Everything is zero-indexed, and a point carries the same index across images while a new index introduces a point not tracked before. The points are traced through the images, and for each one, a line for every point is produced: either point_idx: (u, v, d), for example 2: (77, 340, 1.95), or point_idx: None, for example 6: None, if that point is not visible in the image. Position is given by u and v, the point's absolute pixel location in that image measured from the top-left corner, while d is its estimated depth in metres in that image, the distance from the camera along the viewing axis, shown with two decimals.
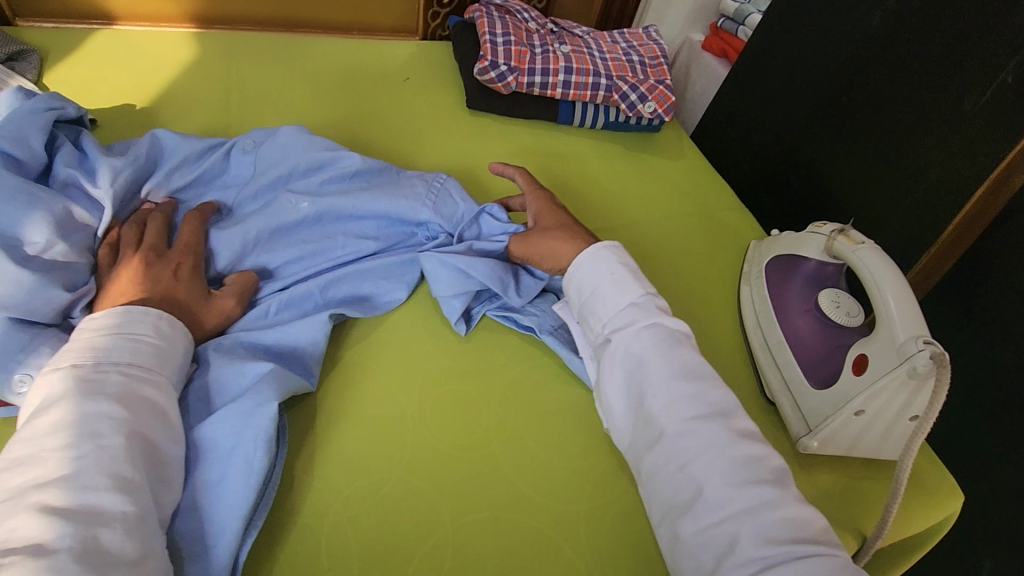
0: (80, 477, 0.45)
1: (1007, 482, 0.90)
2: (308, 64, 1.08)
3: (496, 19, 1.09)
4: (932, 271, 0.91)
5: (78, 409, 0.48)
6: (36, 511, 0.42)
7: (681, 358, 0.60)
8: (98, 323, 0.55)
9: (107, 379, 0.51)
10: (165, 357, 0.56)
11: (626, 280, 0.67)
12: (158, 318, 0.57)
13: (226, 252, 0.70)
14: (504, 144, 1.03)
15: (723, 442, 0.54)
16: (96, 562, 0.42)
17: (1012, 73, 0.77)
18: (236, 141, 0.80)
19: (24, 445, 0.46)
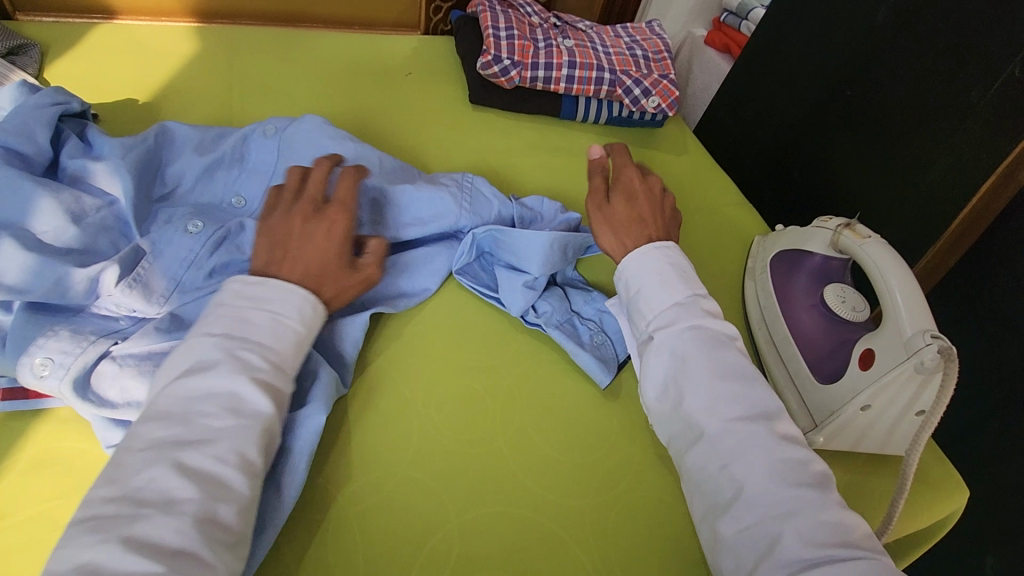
0: (217, 447, 0.47)
1: (1012, 478, 0.89)
2: (311, 59, 1.07)
3: (499, 13, 1.08)
4: (937, 266, 0.91)
5: (223, 379, 0.50)
6: (174, 471, 0.44)
7: (723, 360, 0.59)
8: (253, 293, 0.56)
9: (252, 354, 0.52)
10: (304, 339, 0.57)
11: (674, 279, 0.65)
12: (309, 301, 0.57)
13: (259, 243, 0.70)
14: (507, 140, 1.03)
15: (766, 443, 0.53)
16: (215, 535, 0.44)
17: (1020, 67, 0.76)
18: (253, 127, 0.80)
19: (168, 398, 0.48)
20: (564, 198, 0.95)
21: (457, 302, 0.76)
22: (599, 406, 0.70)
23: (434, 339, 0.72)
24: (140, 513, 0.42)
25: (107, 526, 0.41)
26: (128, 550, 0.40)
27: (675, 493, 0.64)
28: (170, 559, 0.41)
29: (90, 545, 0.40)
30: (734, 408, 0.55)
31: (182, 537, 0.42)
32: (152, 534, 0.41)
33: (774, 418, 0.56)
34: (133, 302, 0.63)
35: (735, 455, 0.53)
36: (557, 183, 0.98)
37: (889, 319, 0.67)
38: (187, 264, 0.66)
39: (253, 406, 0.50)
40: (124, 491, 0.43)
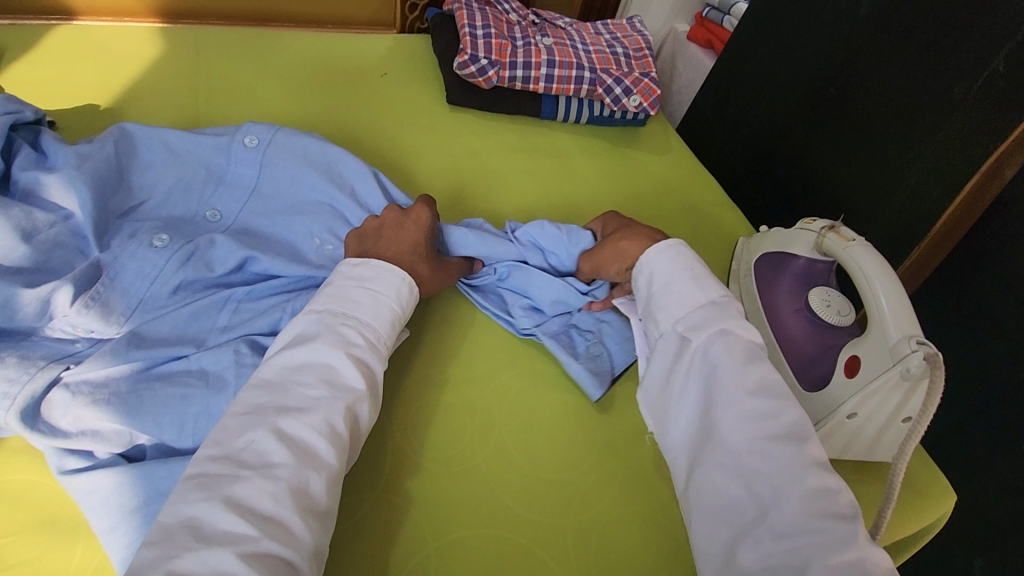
0: (312, 416, 0.52)
1: (997, 478, 0.89)
2: (282, 61, 1.04)
3: (476, 11, 1.05)
4: (920, 268, 0.89)
5: (322, 354, 0.57)
6: (273, 436, 0.50)
7: (756, 372, 0.58)
8: (347, 278, 0.64)
9: (349, 331, 0.59)
10: (395, 320, 0.64)
11: (703, 278, 0.66)
12: (403, 283, 0.65)
13: (227, 262, 0.67)
14: (486, 142, 1.00)
15: (801, 468, 0.51)
16: (302, 503, 0.48)
17: (1005, 62, 0.75)
18: (237, 137, 0.77)
19: (277, 367, 0.56)
20: (543, 202, 0.93)
21: (433, 316, 0.75)
22: (578, 421, 0.69)
23: (406, 356, 0.70)
24: (241, 475, 0.48)
25: (215, 483, 0.47)
26: (229, 510, 0.46)
27: (655, 509, 0.63)
28: (264, 523, 0.46)
29: (196, 501, 0.46)
30: (762, 427, 0.54)
31: (275, 501, 0.47)
32: (251, 496, 0.47)
33: (806, 439, 0.54)
34: (90, 322, 0.60)
35: (759, 478, 0.52)
36: (536, 187, 0.95)
37: (874, 323, 0.65)
38: (149, 280, 0.63)
39: (348, 380, 0.57)
40: (229, 451, 0.49)
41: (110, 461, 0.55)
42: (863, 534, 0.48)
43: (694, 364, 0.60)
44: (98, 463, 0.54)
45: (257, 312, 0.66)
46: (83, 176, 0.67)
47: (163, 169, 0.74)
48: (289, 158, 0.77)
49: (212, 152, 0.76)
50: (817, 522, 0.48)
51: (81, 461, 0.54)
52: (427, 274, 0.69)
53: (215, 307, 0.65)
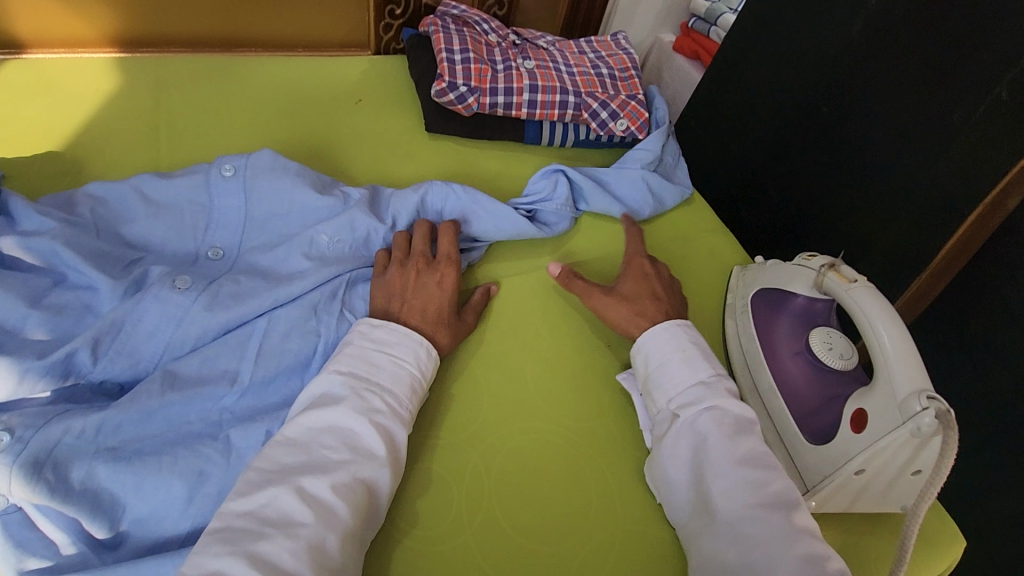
0: (332, 477, 0.51)
1: (1002, 508, 0.87)
2: (252, 91, 0.98)
3: (453, 34, 1.01)
4: (921, 296, 0.87)
5: (346, 415, 0.55)
6: (294, 495, 0.49)
7: (746, 446, 0.58)
8: (374, 337, 0.62)
9: (372, 394, 0.58)
10: (416, 387, 0.62)
11: (693, 358, 0.66)
12: (419, 344, 0.63)
13: (218, 314, 0.62)
14: (468, 171, 0.96)
15: (789, 537, 0.51)
16: (322, 563, 0.47)
17: (1009, 88, 0.72)
18: (219, 171, 0.72)
19: (300, 428, 0.54)
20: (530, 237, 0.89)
21: None
22: (574, 480, 0.65)
23: None
24: (264, 533, 0.47)
25: (236, 539, 0.46)
26: (252, 565, 0.44)
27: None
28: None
29: (219, 555, 0.44)
30: (752, 496, 0.55)
31: (295, 559, 0.46)
32: (273, 553, 0.46)
33: (794, 509, 0.54)
34: (118, 373, 0.59)
35: (756, 549, 0.51)
36: None
37: (879, 369, 0.62)
38: (176, 321, 0.61)
39: (370, 443, 0.55)
40: (252, 508, 0.48)
41: (77, 558, 0.50)
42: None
43: (684, 440, 0.60)
44: (62, 562, 0.50)
45: (282, 343, 0.64)
46: (66, 233, 0.63)
47: (152, 208, 0.70)
48: (272, 180, 0.73)
49: (192, 189, 0.72)
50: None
51: (42, 562, 0.49)
52: (452, 345, 0.68)
53: (242, 338, 0.63)
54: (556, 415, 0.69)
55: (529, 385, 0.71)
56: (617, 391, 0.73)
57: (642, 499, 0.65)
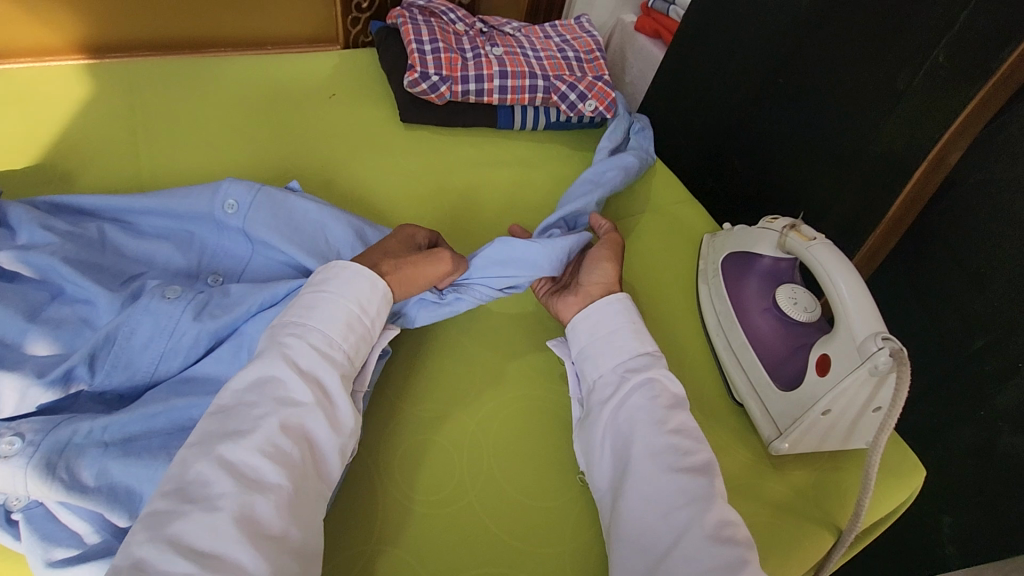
0: (254, 439, 0.53)
1: (955, 444, 0.93)
2: (226, 92, 0.99)
3: (422, 24, 1.03)
4: (877, 251, 0.93)
5: (271, 371, 0.57)
6: (216, 465, 0.51)
7: (676, 419, 0.64)
8: (309, 286, 0.64)
9: (302, 342, 0.59)
10: (357, 319, 0.63)
11: (642, 332, 0.71)
12: (361, 278, 0.64)
13: (211, 321, 0.62)
14: (443, 159, 0.99)
15: (706, 501, 0.57)
16: (251, 529, 0.49)
17: (944, 53, 0.78)
18: (217, 194, 0.74)
19: (230, 391, 0.56)
20: (508, 220, 0.93)
21: (411, 351, 0.74)
22: (566, 442, 0.70)
23: (387, 397, 0.70)
24: (181, 511, 0.48)
25: (156, 522, 0.47)
26: (171, 549, 0.46)
27: None
28: (204, 558, 0.46)
29: (143, 543, 0.46)
30: (677, 460, 0.60)
31: (219, 535, 0.47)
32: (191, 532, 0.47)
33: (714, 477, 0.60)
34: (117, 385, 0.59)
35: (677, 505, 0.57)
36: (498, 205, 0.95)
37: (841, 317, 0.68)
38: (170, 333, 0.60)
39: (300, 397, 0.57)
40: (179, 485, 0.50)
41: (102, 546, 0.52)
42: (757, 561, 0.54)
43: (622, 406, 0.65)
44: (88, 550, 0.52)
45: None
46: (65, 248, 0.64)
47: (154, 235, 0.73)
48: (270, 204, 0.75)
49: (195, 216, 0.74)
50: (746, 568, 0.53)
51: (68, 551, 0.51)
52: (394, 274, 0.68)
53: (236, 347, 0.63)
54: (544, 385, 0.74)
55: (518, 360, 0.76)
56: None
57: None
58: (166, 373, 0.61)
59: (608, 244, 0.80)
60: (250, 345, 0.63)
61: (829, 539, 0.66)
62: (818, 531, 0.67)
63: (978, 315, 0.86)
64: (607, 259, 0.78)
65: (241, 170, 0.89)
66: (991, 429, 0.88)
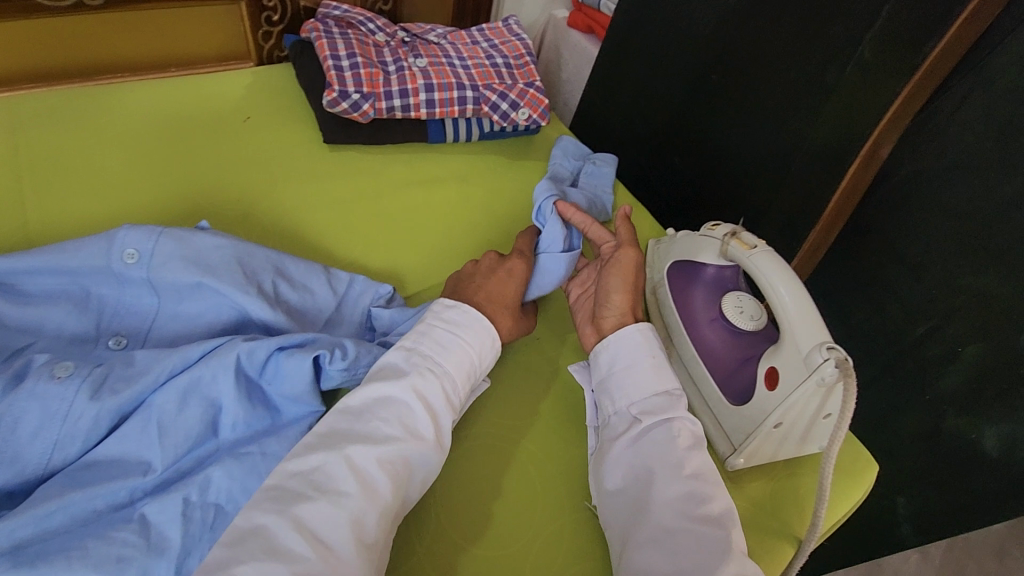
0: (385, 453, 0.54)
1: (904, 430, 0.94)
2: (126, 122, 0.91)
3: (337, 38, 0.96)
4: (818, 247, 0.93)
5: (404, 390, 0.59)
6: (345, 464, 0.53)
7: (694, 462, 0.60)
8: (443, 316, 0.66)
9: (432, 372, 0.61)
10: (474, 369, 0.65)
11: (662, 366, 0.68)
12: (487, 333, 0.67)
13: (109, 399, 0.56)
14: (372, 180, 0.93)
15: (720, 553, 0.52)
16: (360, 537, 0.50)
17: (870, 48, 0.77)
18: (112, 245, 0.66)
19: (362, 397, 0.58)
20: (446, 241, 0.88)
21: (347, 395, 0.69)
22: (520, 480, 0.66)
23: None
24: (308, 496, 0.50)
25: (285, 499, 0.50)
26: (294, 527, 0.48)
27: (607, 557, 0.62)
28: (321, 546, 0.48)
29: (267, 513, 0.48)
30: (690, 508, 0.56)
31: (336, 529, 0.49)
32: (314, 519, 0.49)
33: (731, 525, 0.55)
34: (3, 483, 0.53)
35: (689, 557, 0.52)
36: (434, 225, 0.89)
37: (783, 323, 0.67)
38: (63, 417, 0.54)
39: (424, 425, 0.58)
40: (304, 472, 0.52)
41: None
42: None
43: (638, 446, 0.62)
44: None
45: (185, 411, 0.58)
46: None
47: (42, 297, 0.65)
48: (177, 248, 0.68)
49: (90, 271, 0.66)
50: None
51: None
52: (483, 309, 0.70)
53: (142, 422, 0.56)
54: (494, 419, 0.70)
55: None
56: (546, 383, 0.75)
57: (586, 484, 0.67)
58: (63, 461, 0.54)
59: (624, 267, 0.75)
60: (155, 416, 0.56)
61: (788, 551, 0.66)
62: (778, 544, 0.66)
63: (918, 305, 0.86)
64: (622, 289, 0.73)
65: (147, 210, 0.81)
66: (938, 414, 0.90)
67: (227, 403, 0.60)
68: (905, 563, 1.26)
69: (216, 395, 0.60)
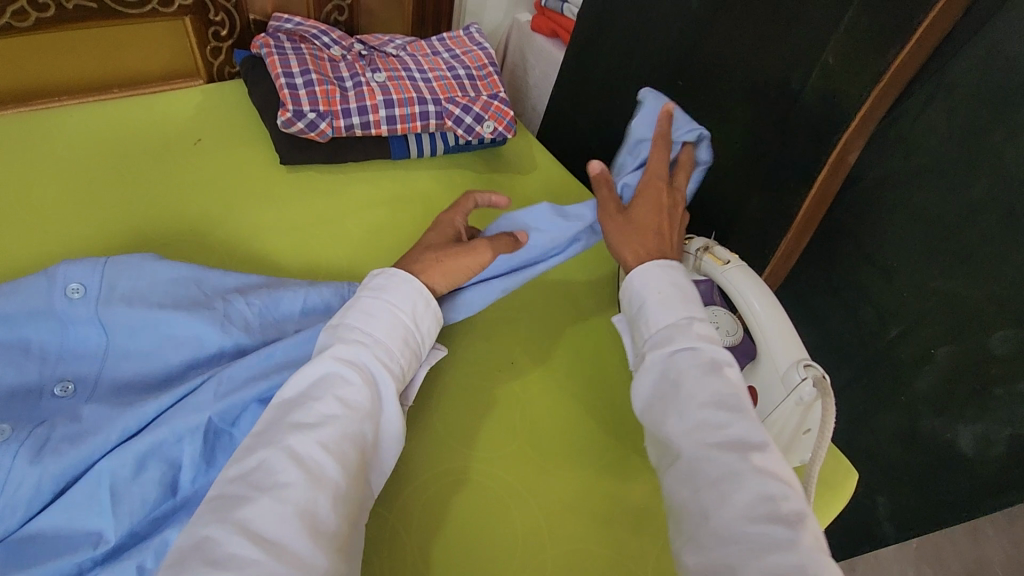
0: (321, 433, 0.51)
1: (880, 429, 0.95)
2: (67, 148, 0.85)
3: (290, 53, 0.92)
4: (790, 254, 0.90)
5: (334, 368, 0.56)
6: (284, 456, 0.49)
7: (713, 387, 0.55)
8: (370, 286, 0.64)
9: (360, 343, 0.58)
10: (411, 333, 0.63)
11: (672, 295, 0.63)
12: (416, 293, 0.64)
13: (53, 461, 0.52)
14: (333, 201, 0.89)
15: (742, 478, 0.49)
16: (312, 527, 0.46)
17: (834, 54, 0.76)
18: (53, 284, 0.61)
19: (295, 388, 0.56)
20: None
21: None
22: (498, 514, 0.64)
23: None
24: (249, 496, 0.47)
25: (225, 507, 0.46)
26: (238, 533, 0.44)
27: None
28: (270, 546, 0.44)
29: (210, 524, 0.45)
30: (710, 439, 0.52)
31: (283, 524, 0.45)
32: (257, 518, 0.46)
33: (755, 450, 0.51)
34: None
35: (710, 485, 0.50)
36: (401, 246, 0.86)
37: (760, 337, 0.66)
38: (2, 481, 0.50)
39: (362, 400, 0.55)
40: (244, 473, 0.49)
41: None
42: (808, 542, 0.46)
43: (654, 382, 0.59)
44: None
45: (142, 475, 0.54)
46: None
47: None
48: (126, 288, 0.64)
49: (28, 313, 0.60)
50: (760, 534, 0.46)
51: None
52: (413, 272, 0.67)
53: (93, 487, 0.52)
54: (467, 451, 0.68)
55: (437, 426, 0.69)
56: (522, 411, 0.73)
57: (566, 514, 0.65)
58: (3, 531, 0.50)
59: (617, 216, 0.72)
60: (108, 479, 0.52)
61: None
62: None
63: (891, 307, 0.86)
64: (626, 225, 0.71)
65: (91, 245, 0.76)
66: (913, 414, 0.90)
67: (187, 455, 0.56)
68: (882, 552, 1.28)
69: (176, 456, 0.56)
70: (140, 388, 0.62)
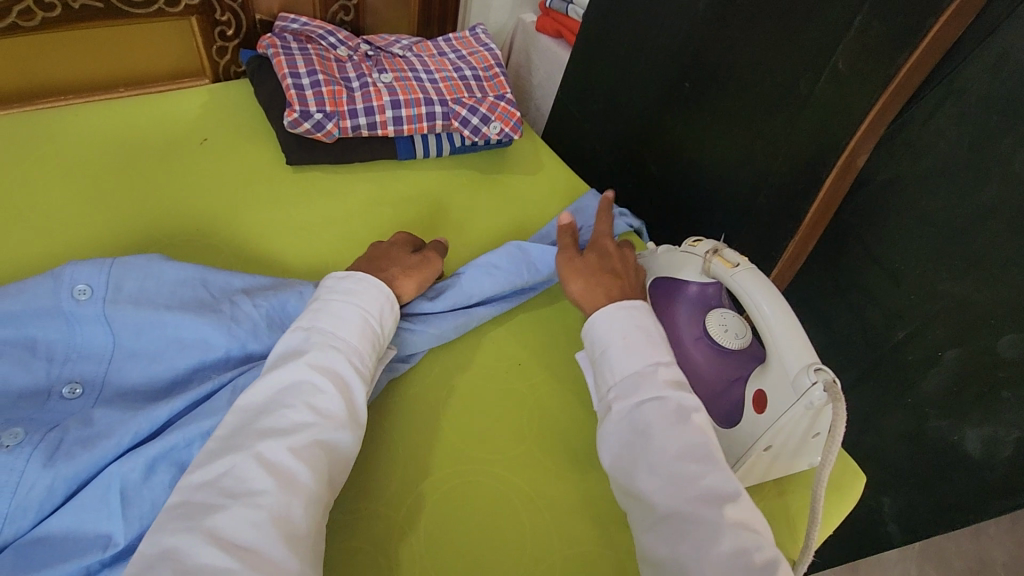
0: (293, 439, 0.51)
1: (887, 430, 0.95)
2: (74, 148, 0.85)
3: (296, 53, 0.92)
4: (797, 256, 0.92)
5: (305, 373, 0.56)
6: (255, 462, 0.49)
7: (680, 437, 0.54)
8: (340, 290, 0.64)
9: (333, 349, 0.59)
10: (377, 339, 0.64)
11: (636, 342, 0.62)
12: (383, 297, 0.66)
13: (65, 466, 0.51)
14: (340, 200, 0.89)
15: (714, 534, 0.48)
16: (286, 532, 0.46)
17: (843, 59, 0.76)
18: (60, 286, 0.61)
19: (262, 392, 0.55)
20: None
21: None
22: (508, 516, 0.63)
23: None
24: (219, 504, 0.46)
25: (194, 513, 0.45)
26: (210, 540, 0.44)
27: None
28: (244, 552, 0.44)
29: (176, 533, 0.44)
30: (684, 491, 0.51)
31: (257, 530, 0.45)
32: (229, 525, 0.45)
33: (726, 501, 0.51)
34: None
35: (684, 543, 0.49)
36: None
37: (769, 340, 0.65)
38: (13, 487, 0.50)
39: (333, 406, 0.56)
40: (211, 479, 0.48)
41: None
42: None
43: (620, 427, 0.58)
44: None
45: (153, 477, 0.54)
46: None
47: None
48: (133, 291, 0.64)
49: (34, 314, 0.60)
50: None
51: None
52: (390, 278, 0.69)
53: (104, 489, 0.52)
54: (476, 452, 0.67)
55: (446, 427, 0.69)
56: (531, 411, 0.72)
57: (576, 516, 0.65)
58: (13, 535, 0.50)
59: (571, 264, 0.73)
60: (119, 480, 0.52)
61: None
62: None
63: (899, 309, 0.86)
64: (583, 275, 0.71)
65: (97, 246, 0.76)
66: (920, 415, 0.90)
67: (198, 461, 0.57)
68: (886, 552, 1.28)
69: (186, 459, 0.56)
70: (146, 389, 0.62)
